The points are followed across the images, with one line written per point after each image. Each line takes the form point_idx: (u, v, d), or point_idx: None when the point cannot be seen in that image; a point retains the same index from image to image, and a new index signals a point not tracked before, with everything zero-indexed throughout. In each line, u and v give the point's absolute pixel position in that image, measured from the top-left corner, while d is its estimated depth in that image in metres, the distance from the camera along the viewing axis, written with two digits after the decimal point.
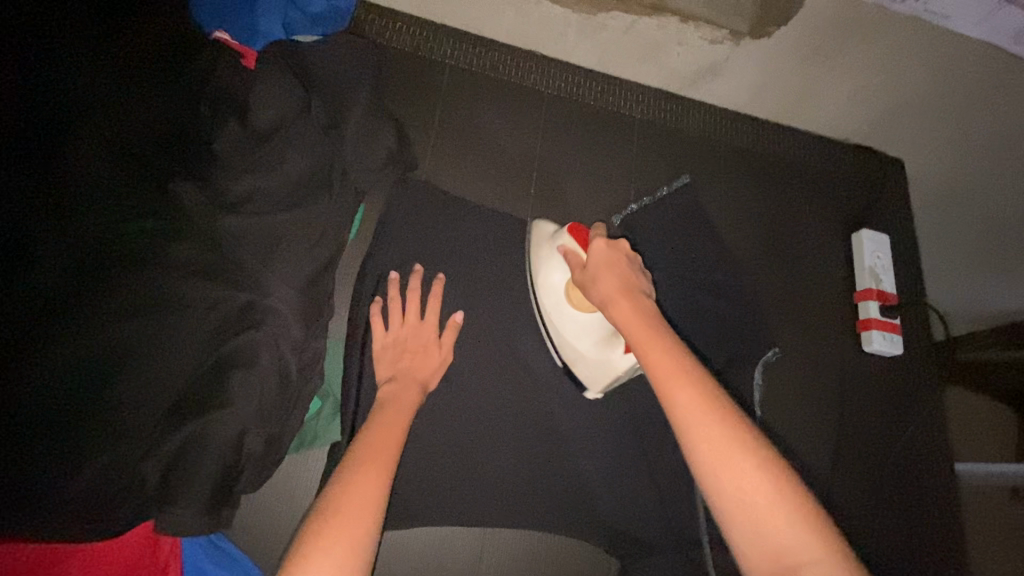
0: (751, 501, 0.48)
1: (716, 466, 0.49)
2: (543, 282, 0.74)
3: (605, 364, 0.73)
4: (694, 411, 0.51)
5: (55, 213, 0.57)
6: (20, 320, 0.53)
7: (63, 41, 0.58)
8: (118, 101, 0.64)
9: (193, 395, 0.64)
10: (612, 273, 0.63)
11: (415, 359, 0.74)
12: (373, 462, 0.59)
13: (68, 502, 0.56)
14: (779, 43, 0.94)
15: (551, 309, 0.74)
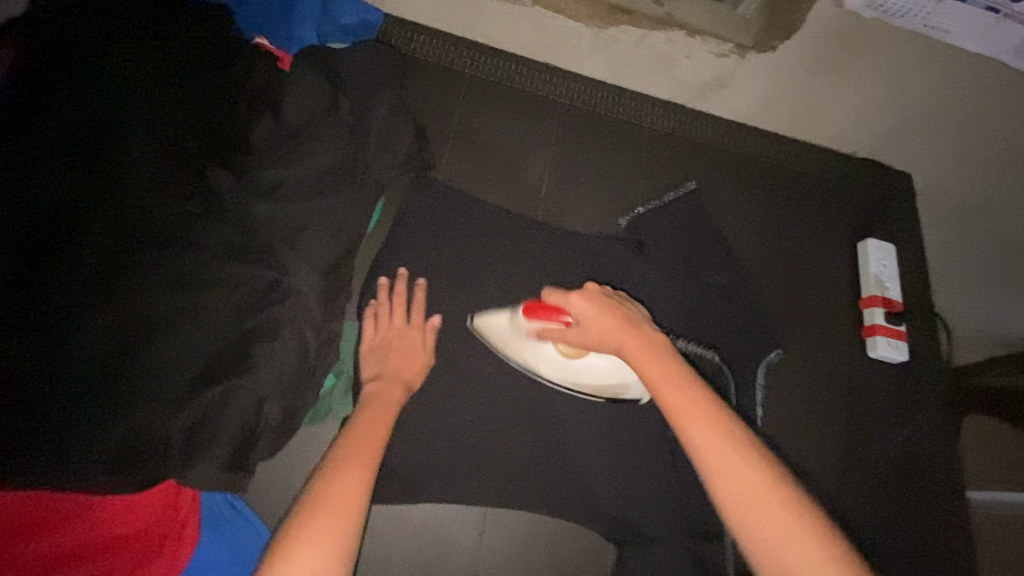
0: (778, 536, 0.47)
1: (740, 500, 0.49)
2: (535, 362, 0.75)
3: (652, 374, 0.73)
4: (711, 447, 0.51)
5: (106, 199, 0.67)
6: (73, 287, 0.63)
7: (118, 62, 0.71)
8: (164, 103, 0.73)
9: (219, 363, 0.69)
10: (607, 318, 0.59)
11: (401, 358, 0.75)
12: (357, 454, 0.60)
13: (101, 455, 0.62)
14: (783, 55, 0.98)
15: (563, 379, 0.75)
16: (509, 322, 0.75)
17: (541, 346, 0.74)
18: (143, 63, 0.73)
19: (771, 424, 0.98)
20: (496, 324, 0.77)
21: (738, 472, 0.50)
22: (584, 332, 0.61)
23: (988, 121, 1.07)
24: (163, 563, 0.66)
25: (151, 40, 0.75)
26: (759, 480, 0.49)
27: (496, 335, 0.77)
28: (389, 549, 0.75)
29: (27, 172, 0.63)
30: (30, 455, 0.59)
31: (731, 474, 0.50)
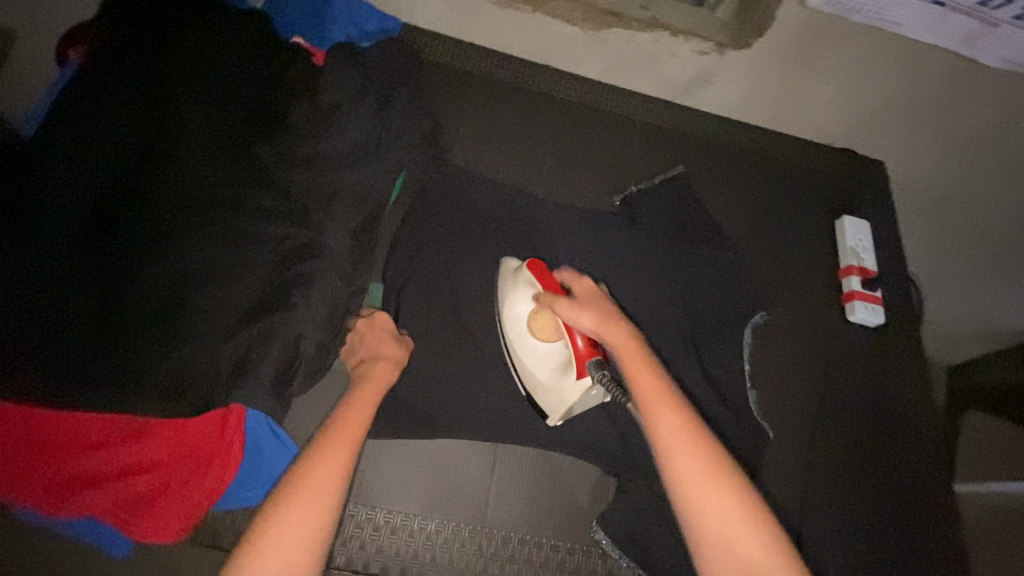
0: (717, 510, 0.62)
1: (692, 483, 0.64)
2: (508, 311, 0.83)
3: (562, 392, 0.79)
4: (677, 437, 0.65)
5: (160, 170, 0.79)
6: (134, 243, 0.76)
7: (178, 55, 0.84)
8: (213, 87, 0.85)
9: (262, 305, 0.79)
10: (598, 306, 0.75)
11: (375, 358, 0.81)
12: (336, 446, 0.69)
13: (161, 379, 0.73)
14: (759, 53, 1.10)
15: (514, 337, 0.83)
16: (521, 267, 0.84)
17: (523, 299, 0.82)
18: (192, 54, 0.85)
19: (761, 380, 1.04)
20: (507, 268, 0.87)
21: (692, 461, 0.64)
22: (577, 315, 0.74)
23: (939, 111, 1.18)
24: (211, 480, 0.75)
25: (206, 32, 0.87)
26: (709, 470, 0.64)
27: (506, 274, 0.86)
28: (408, 477, 0.83)
29: (103, 145, 0.78)
30: (103, 376, 0.71)
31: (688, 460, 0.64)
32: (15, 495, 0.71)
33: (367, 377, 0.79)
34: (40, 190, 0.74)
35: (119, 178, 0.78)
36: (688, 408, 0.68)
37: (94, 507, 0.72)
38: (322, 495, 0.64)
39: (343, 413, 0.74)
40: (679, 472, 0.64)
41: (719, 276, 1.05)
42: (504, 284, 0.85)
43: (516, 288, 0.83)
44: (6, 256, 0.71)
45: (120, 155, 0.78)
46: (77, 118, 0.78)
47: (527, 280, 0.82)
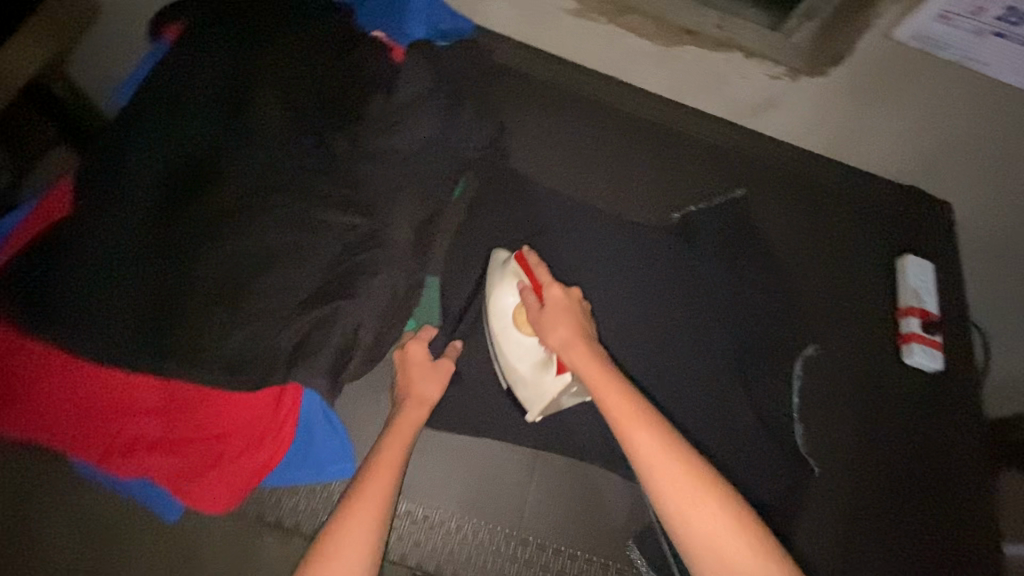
0: (712, 536, 0.57)
1: (680, 509, 0.58)
2: (495, 301, 0.80)
3: (541, 388, 0.78)
4: (656, 459, 0.59)
5: (238, 155, 0.83)
6: (207, 222, 0.79)
7: (265, 49, 0.89)
8: (294, 77, 0.89)
9: (323, 292, 0.79)
10: (567, 319, 0.70)
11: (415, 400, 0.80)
12: (370, 502, 0.68)
13: (221, 354, 0.74)
14: (832, 82, 1.08)
15: (497, 330, 0.80)
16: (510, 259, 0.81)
17: (510, 292, 0.80)
18: (277, 48, 0.90)
19: (808, 415, 1.01)
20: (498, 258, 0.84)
21: (676, 481, 0.58)
22: (548, 326, 0.70)
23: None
24: (264, 453, 0.77)
25: (295, 29, 0.91)
26: (700, 495, 0.58)
27: (495, 264, 0.84)
28: (448, 476, 0.83)
29: (192, 132, 0.84)
30: (167, 346, 0.73)
31: (672, 482, 0.58)
32: (78, 452, 0.74)
33: (403, 417, 0.78)
34: (131, 167, 0.80)
35: (202, 163, 0.83)
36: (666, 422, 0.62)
37: (148, 470, 0.75)
38: (360, 544, 0.65)
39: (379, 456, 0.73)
40: (665, 497, 0.58)
41: (773, 305, 1.03)
42: (494, 273, 0.83)
43: (505, 279, 0.81)
44: (95, 226, 0.76)
45: (204, 141, 0.84)
46: (172, 108, 0.85)
47: (515, 271, 0.79)
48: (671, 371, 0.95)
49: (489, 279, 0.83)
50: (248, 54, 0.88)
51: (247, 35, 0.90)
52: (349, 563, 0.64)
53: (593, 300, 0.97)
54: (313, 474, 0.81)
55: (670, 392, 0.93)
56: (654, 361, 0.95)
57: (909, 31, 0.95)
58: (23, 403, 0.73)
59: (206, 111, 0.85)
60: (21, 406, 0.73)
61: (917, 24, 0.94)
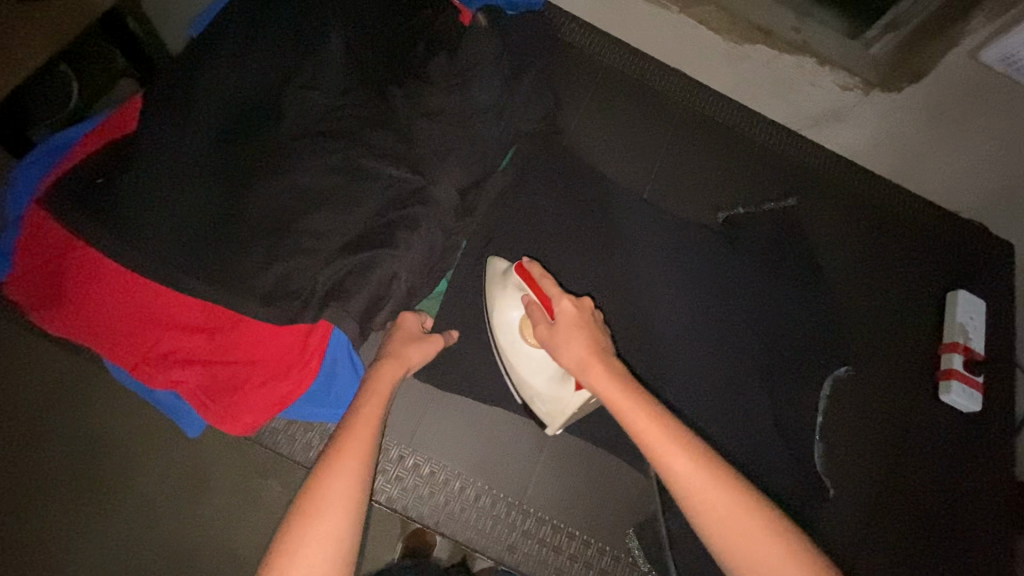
0: (754, 550, 0.56)
1: (721, 524, 0.57)
2: (498, 319, 0.79)
3: (560, 403, 0.77)
4: (690, 475, 0.58)
5: (296, 98, 0.85)
6: (261, 160, 0.82)
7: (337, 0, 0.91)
8: (361, 31, 0.91)
9: (363, 241, 0.80)
10: (578, 335, 0.67)
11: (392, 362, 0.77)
12: (346, 460, 0.65)
13: (260, 285, 0.76)
14: (906, 100, 1.03)
15: (507, 347, 0.79)
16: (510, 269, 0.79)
17: (514, 306, 0.78)
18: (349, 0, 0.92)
19: (829, 436, 0.98)
20: (496, 268, 0.83)
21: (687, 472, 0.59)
22: (561, 341, 0.67)
23: None
24: (289, 387, 0.79)
25: None
26: (737, 505, 0.57)
27: (494, 276, 0.82)
28: (458, 439, 0.84)
29: (257, 68, 0.86)
30: (212, 270, 0.76)
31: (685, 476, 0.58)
32: (114, 358, 0.77)
33: (377, 374, 0.75)
34: (198, 94, 0.83)
35: (264, 103, 0.86)
36: (692, 437, 0.61)
37: (178, 384, 0.78)
38: (347, 496, 0.62)
39: (353, 415, 0.70)
40: (706, 516, 0.57)
41: (811, 319, 1.00)
42: (493, 290, 0.81)
43: (506, 293, 0.79)
44: (153, 143, 0.78)
45: (267, 82, 0.87)
46: (241, 43, 0.87)
47: (516, 285, 0.77)
48: (694, 369, 0.94)
49: (490, 297, 0.82)
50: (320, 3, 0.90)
51: None
52: (335, 517, 0.61)
53: (624, 288, 0.97)
54: (332, 412, 0.84)
55: (689, 388, 0.93)
56: (677, 358, 0.94)
57: (996, 52, 0.89)
58: (68, 304, 0.75)
59: (273, 50, 0.87)
60: (66, 307, 0.75)
61: (1006, 46, 0.88)
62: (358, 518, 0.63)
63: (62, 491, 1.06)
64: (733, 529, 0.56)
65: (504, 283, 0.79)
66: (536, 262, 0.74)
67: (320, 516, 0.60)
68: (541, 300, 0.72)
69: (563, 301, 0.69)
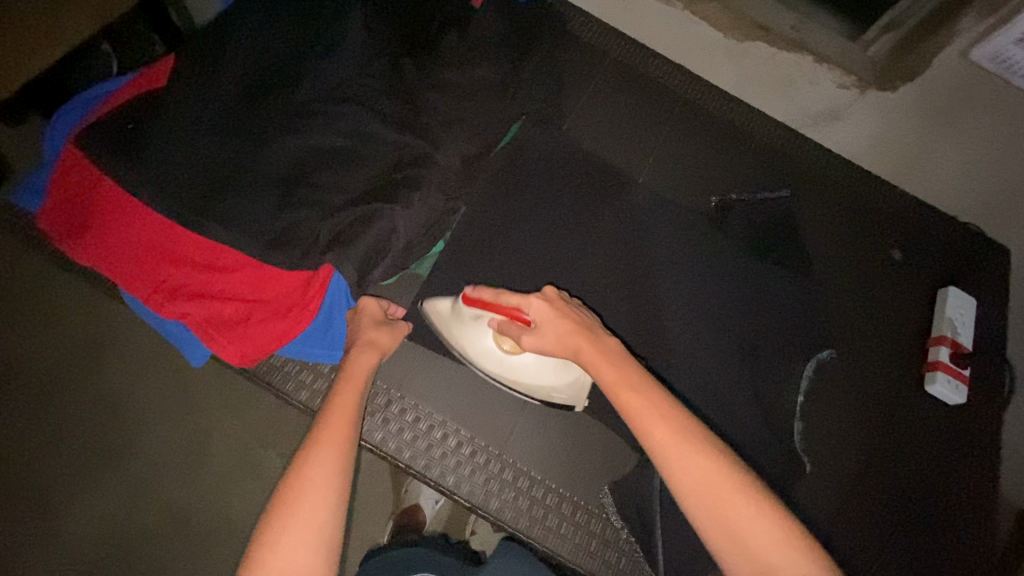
0: (732, 520, 0.56)
1: (696, 491, 0.57)
2: (479, 351, 0.82)
3: (575, 379, 0.81)
4: (667, 442, 0.59)
5: (315, 64, 0.92)
6: (277, 117, 0.88)
7: None
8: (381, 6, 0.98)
9: (366, 196, 0.85)
10: (562, 323, 0.70)
11: (364, 355, 0.81)
12: (328, 443, 0.67)
13: (270, 230, 0.82)
14: (901, 98, 1.07)
15: (499, 368, 0.82)
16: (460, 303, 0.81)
17: (485, 332, 0.81)
18: None
19: (816, 416, 0.98)
20: (442, 311, 0.85)
21: (700, 472, 0.58)
22: (550, 339, 0.70)
23: None
24: (287, 324, 0.83)
25: None
26: (714, 472, 0.58)
27: (449, 320, 0.84)
28: (447, 388, 0.88)
29: (281, 36, 0.93)
30: (227, 212, 0.82)
31: (696, 474, 0.58)
32: (130, 288, 0.83)
33: (352, 364, 0.79)
34: (226, 56, 0.89)
35: (284, 67, 0.92)
36: (676, 405, 0.63)
37: (184, 317, 0.83)
38: (328, 477, 0.63)
39: (330, 408, 0.72)
40: (686, 485, 0.58)
41: (799, 302, 1.02)
42: (454, 329, 0.84)
43: (470, 326, 0.81)
44: (182, 96, 0.85)
45: (289, 49, 0.93)
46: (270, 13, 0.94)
47: (475, 314, 0.79)
48: (679, 342, 0.97)
49: (456, 340, 0.83)
50: None
51: None
52: (319, 496, 0.62)
53: (616, 262, 1.00)
54: (325, 354, 0.88)
55: (674, 359, 0.96)
56: (664, 330, 0.97)
57: (987, 52, 0.93)
58: (95, 235, 0.82)
59: (298, 22, 0.95)
60: (92, 239, 0.82)
61: (995, 45, 0.91)
62: (340, 499, 0.63)
63: (74, 430, 1.12)
64: (706, 494, 0.57)
65: (464, 315, 0.81)
66: (482, 287, 0.77)
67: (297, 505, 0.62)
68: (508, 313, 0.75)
69: (529, 303, 0.72)
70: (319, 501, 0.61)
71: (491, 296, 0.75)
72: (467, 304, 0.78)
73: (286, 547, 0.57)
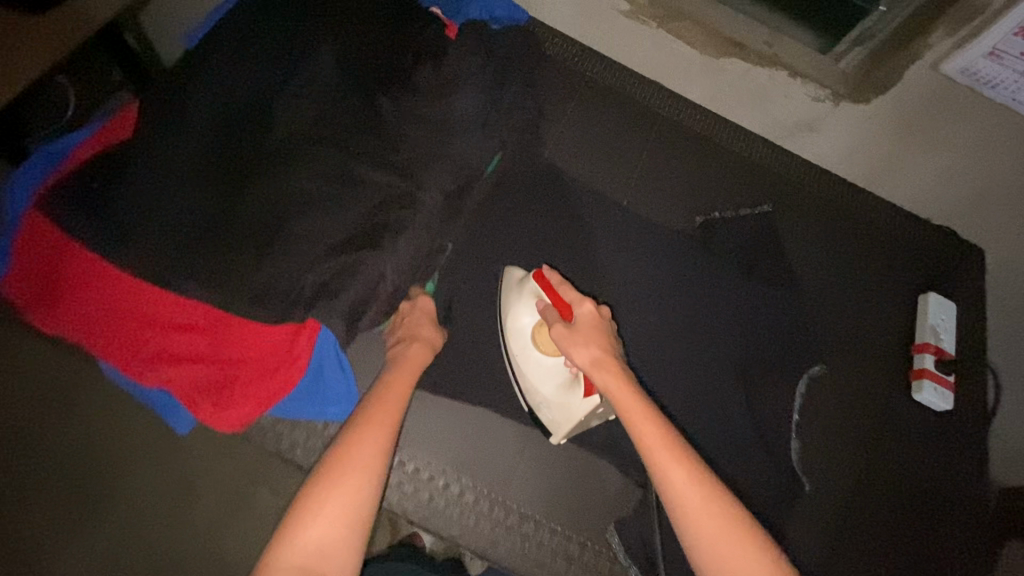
0: (732, 557, 0.63)
1: (705, 529, 0.64)
2: (512, 323, 0.84)
3: (568, 408, 0.82)
4: (682, 483, 0.66)
5: (286, 105, 0.88)
6: (251, 164, 0.85)
7: (327, 15, 0.95)
8: (350, 38, 0.94)
9: (348, 243, 0.83)
10: (596, 337, 0.74)
11: (410, 355, 0.83)
12: (376, 423, 0.73)
13: (250, 283, 0.79)
14: (876, 110, 1.08)
15: (517, 351, 0.84)
16: (528, 277, 0.85)
17: (529, 311, 0.84)
18: (342, 13, 0.96)
19: (808, 432, 1.00)
20: (511, 272, 0.88)
21: (715, 521, 0.64)
22: (577, 344, 0.73)
23: None
24: (278, 381, 0.82)
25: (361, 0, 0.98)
26: (722, 516, 0.65)
27: (508, 282, 0.87)
28: (447, 436, 0.86)
29: (248, 77, 0.89)
30: (203, 269, 0.78)
31: (709, 521, 0.64)
32: (105, 356, 0.80)
33: (399, 360, 0.83)
34: (190, 102, 0.86)
35: (253, 109, 0.88)
36: (690, 450, 0.69)
37: (166, 382, 0.80)
38: (367, 459, 0.70)
39: (381, 393, 0.77)
40: (695, 523, 0.65)
41: (786, 320, 1.03)
42: (507, 294, 0.86)
43: (522, 298, 0.84)
44: (148, 149, 0.81)
45: (257, 90, 0.89)
46: (234, 53, 0.90)
47: (533, 291, 0.83)
48: (672, 368, 0.97)
49: (504, 300, 0.86)
50: (309, 18, 0.94)
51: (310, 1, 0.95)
52: (359, 477, 0.69)
53: (605, 290, 0.99)
54: (316, 411, 0.86)
55: (669, 385, 0.96)
56: (657, 355, 0.97)
57: (958, 65, 0.95)
58: (63, 303, 0.79)
59: (265, 60, 0.91)
60: (61, 308, 0.79)
61: (966, 59, 0.94)
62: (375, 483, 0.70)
63: (44, 495, 1.06)
64: (714, 533, 0.64)
65: (522, 288, 0.85)
66: (556, 271, 0.81)
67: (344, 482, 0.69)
68: (556, 304, 0.79)
69: (581, 306, 0.76)
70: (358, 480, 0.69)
71: (555, 281, 0.79)
72: (534, 277, 0.82)
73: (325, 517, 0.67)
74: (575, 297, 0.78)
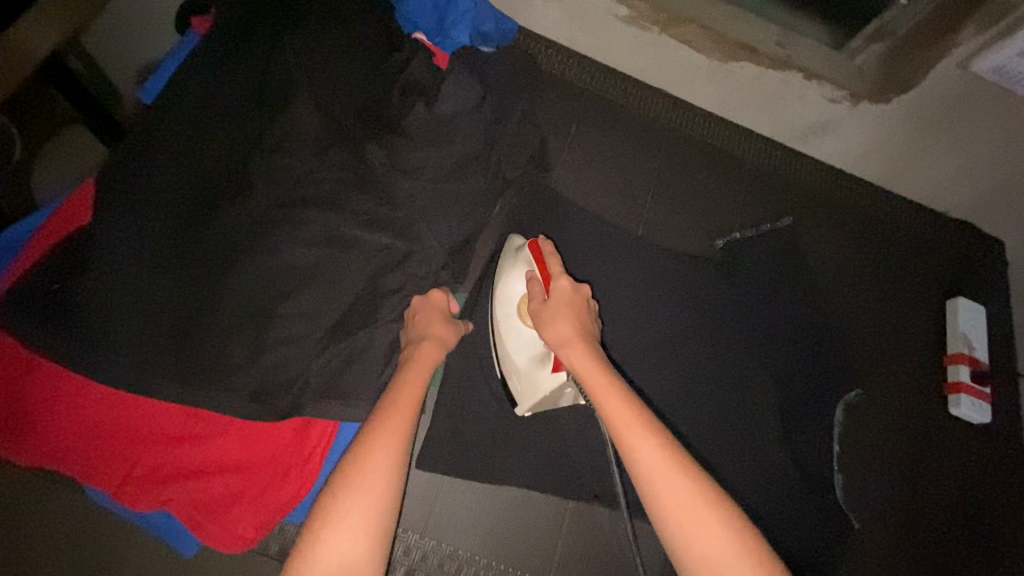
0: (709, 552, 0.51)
1: (679, 517, 0.52)
2: (502, 289, 0.78)
3: (535, 383, 0.77)
4: (654, 467, 0.54)
5: (259, 166, 0.78)
6: (229, 240, 0.74)
7: (289, 46, 0.81)
8: (318, 72, 0.81)
9: (350, 321, 0.76)
10: (568, 314, 0.67)
11: (429, 351, 0.72)
12: (391, 431, 0.61)
13: (247, 381, 0.72)
14: (897, 110, 0.99)
15: (500, 318, 0.78)
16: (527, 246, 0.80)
17: (520, 279, 0.77)
18: (307, 41, 0.82)
19: (848, 462, 0.97)
20: (513, 241, 0.83)
21: (677, 494, 0.52)
22: (549, 318, 0.68)
23: None
24: (290, 490, 0.74)
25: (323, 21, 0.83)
26: (696, 502, 0.52)
27: (509, 249, 0.82)
28: (473, 519, 0.83)
29: (211, 137, 0.78)
30: (192, 371, 0.70)
31: (672, 494, 0.52)
32: (89, 484, 0.70)
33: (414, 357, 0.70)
34: (149, 175, 0.74)
35: (223, 175, 0.77)
36: (668, 433, 0.57)
37: (166, 504, 0.72)
38: (385, 472, 0.58)
39: (395, 393, 0.66)
40: (667, 513, 0.52)
41: (819, 346, 0.98)
42: (505, 262, 0.81)
43: (514, 266, 0.79)
44: (110, 238, 0.71)
45: (223, 150, 0.78)
46: (190, 107, 0.78)
47: (526, 260, 0.77)
48: (706, 410, 0.92)
49: (500, 266, 0.81)
50: (271, 54, 0.81)
51: (268, 32, 0.82)
52: (374, 491, 0.57)
53: (628, 332, 0.94)
54: None
55: (707, 430, 0.90)
56: (689, 397, 0.92)
57: (989, 65, 0.85)
58: (31, 431, 0.68)
59: (228, 114, 0.79)
60: (27, 438, 0.68)
61: (998, 59, 0.84)
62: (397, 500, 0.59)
63: None
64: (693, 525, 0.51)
65: (518, 256, 0.79)
66: (550, 241, 0.76)
67: (353, 487, 0.57)
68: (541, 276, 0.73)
69: (560, 281, 0.70)
70: (371, 503, 0.57)
71: (545, 252, 0.74)
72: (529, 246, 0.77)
73: (328, 536, 0.54)
74: (558, 271, 0.71)
